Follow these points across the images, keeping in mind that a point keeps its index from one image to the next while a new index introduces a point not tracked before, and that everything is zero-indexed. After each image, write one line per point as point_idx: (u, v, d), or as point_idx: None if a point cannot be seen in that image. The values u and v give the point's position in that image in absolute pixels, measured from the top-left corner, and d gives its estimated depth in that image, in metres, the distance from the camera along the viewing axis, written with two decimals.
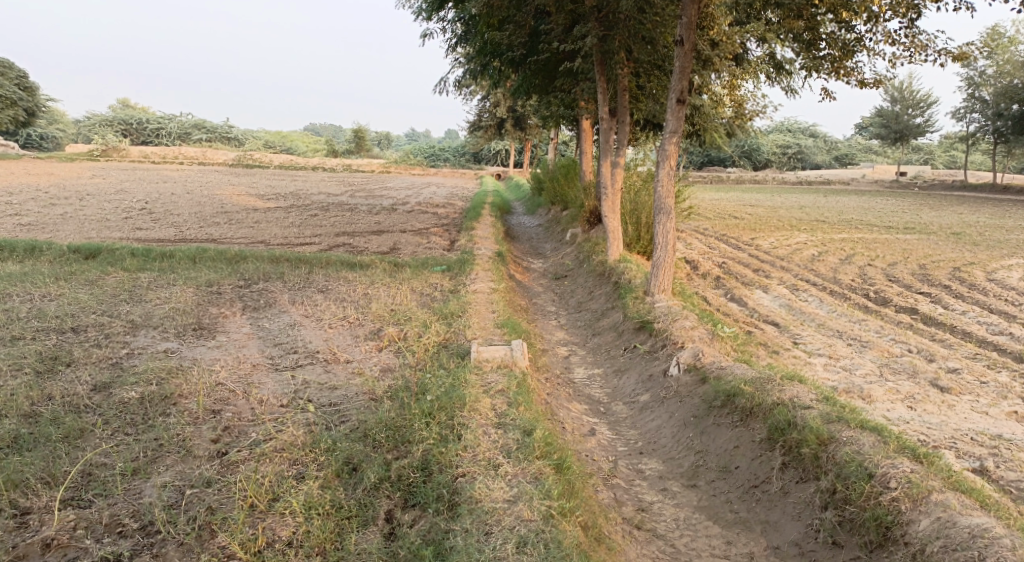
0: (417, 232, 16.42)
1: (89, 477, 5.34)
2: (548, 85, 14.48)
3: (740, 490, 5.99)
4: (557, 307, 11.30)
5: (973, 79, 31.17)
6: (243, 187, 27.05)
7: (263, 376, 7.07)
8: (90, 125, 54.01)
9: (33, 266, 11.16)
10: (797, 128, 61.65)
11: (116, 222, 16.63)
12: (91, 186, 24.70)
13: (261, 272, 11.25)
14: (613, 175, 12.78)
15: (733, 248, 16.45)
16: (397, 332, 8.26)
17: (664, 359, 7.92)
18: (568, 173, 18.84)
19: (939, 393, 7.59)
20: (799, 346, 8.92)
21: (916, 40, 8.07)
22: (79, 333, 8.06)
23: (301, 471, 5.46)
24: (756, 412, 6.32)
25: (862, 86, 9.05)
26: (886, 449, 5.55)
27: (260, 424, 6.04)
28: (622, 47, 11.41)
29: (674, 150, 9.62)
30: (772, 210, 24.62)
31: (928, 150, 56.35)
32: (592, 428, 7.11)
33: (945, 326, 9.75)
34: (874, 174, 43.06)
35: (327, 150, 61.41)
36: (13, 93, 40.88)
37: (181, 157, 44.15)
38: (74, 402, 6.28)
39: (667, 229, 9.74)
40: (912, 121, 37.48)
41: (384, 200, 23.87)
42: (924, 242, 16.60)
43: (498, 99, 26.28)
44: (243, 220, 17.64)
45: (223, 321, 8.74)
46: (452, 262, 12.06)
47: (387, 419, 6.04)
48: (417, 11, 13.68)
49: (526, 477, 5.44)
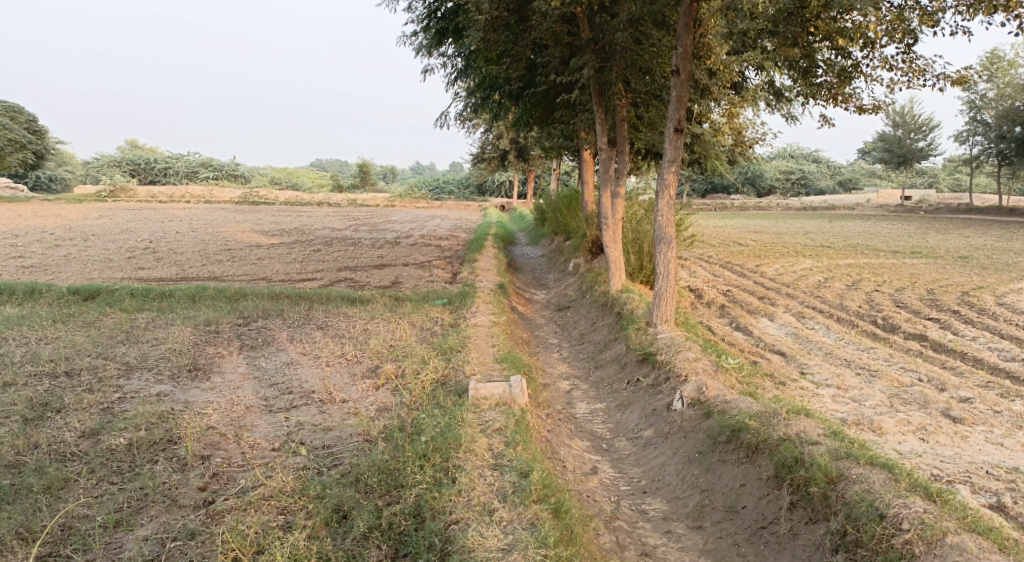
0: (420, 266, 16.31)
1: (69, 530, 5.17)
2: (548, 116, 14.43)
3: (748, 531, 5.76)
4: (560, 339, 11.11)
5: (974, 102, 31.12)
6: (248, 223, 27.10)
7: (256, 418, 6.89)
8: (99, 166, 54.55)
9: (31, 309, 11.07)
10: (800, 154, 61.80)
11: (119, 262, 16.59)
12: (96, 226, 24.71)
13: (260, 310, 11.10)
14: (613, 206, 12.64)
15: (738, 275, 16.27)
16: (394, 369, 8.08)
17: (668, 393, 7.71)
18: (570, 203, 18.76)
19: (952, 424, 7.36)
20: (807, 376, 8.71)
21: (914, 65, 7.98)
22: (72, 377, 7.92)
23: (289, 520, 5.27)
24: (762, 448, 6.11)
25: (861, 112, 8.96)
26: (897, 487, 5.32)
27: (250, 470, 5.87)
28: (619, 78, 11.35)
29: (673, 179, 9.49)
30: (777, 236, 24.45)
31: (932, 173, 56.27)
32: (594, 466, 6.89)
33: (956, 353, 9.53)
34: (878, 198, 42.93)
35: (332, 185, 61.78)
36: (22, 137, 41.28)
37: (188, 195, 44.40)
38: (61, 450, 6.11)
39: (668, 258, 9.57)
40: (915, 145, 37.42)
41: (388, 233, 23.86)
42: (931, 266, 16.39)
43: (501, 131, 26.39)
44: (246, 257, 17.56)
45: (220, 361, 8.59)
46: (453, 296, 11.91)
47: (380, 462, 5.86)
48: (417, 47, 13.69)
49: (521, 523, 5.24)
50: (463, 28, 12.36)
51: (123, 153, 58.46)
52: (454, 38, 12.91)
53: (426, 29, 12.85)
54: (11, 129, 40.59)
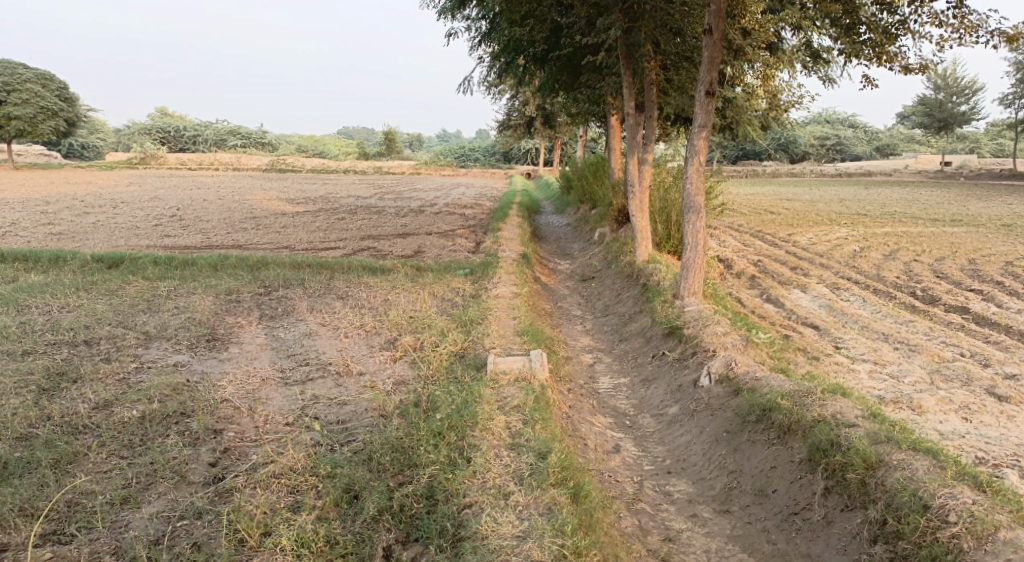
0: (444, 234, 16.05)
1: (75, 507, 5.05)
2: (574, 81, 13.99)
3: (779, 517, 5.47)
4: (584, 310, 10.82)
5: (1021, 64, 29.86)
6: (275, 191, 26.94)
7: (271, 391, 6.71)
8: (131, 134, 54.75)
9: (56, 277, 10.99)
10: (835, 119, 60.37)
11: (145, 230, 16.53)
12: (125, 194, 24.69)
13: (282, 279, 10.92)
14: (640, 173, 12.20)
15: (769, 245, 15.78)
16: (413, 341, 7.85)
17: (695, 369, 7.39)
18: (597, 171, 18.32)
19: (997, 403, 6.99)
20: (842, 351, 8.34)
21: (966, 20, 7.45)
22: (91, 346, 7.79)
23: (298, 500, 5.11)
24: (795, 429, 5.79)
25: (906, 72, 8.44)
26: (943, 475, 4.99)
27: (261, 445, 5.69)
28: (648, 39, 10.84)
29: (703, 145, 9.07)
30: (811, 204, 23.75)
31: (973, 138, 54.58)
32: (617, 444, 6.63)
33: (1000, 327, 9.11)
34: (916, 164, 41.80)
35: (360, 152, 61.65)
36: (54, 104, 41.11)
37: (217, 163, 44.46)
38: (72, 422, 5.97)
39: (697, 228, 9.19)
40: (957, 109, 36.16)
41: (413, 201, 23.61)
42: (972, 235, 15.78)
43: (529, 97, 25.93)
44: (271, 225, 17.38)
45: (239, 331, 8.42)
46: (476, 265, 11.64)
47: (394, 439, 5.68)
48: (441, 11, 13.21)
49: (538, 509, 5.02)
50: None
51: (154, 121, 58.61)
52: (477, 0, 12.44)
53: None
54: (43, 97, 40.46)
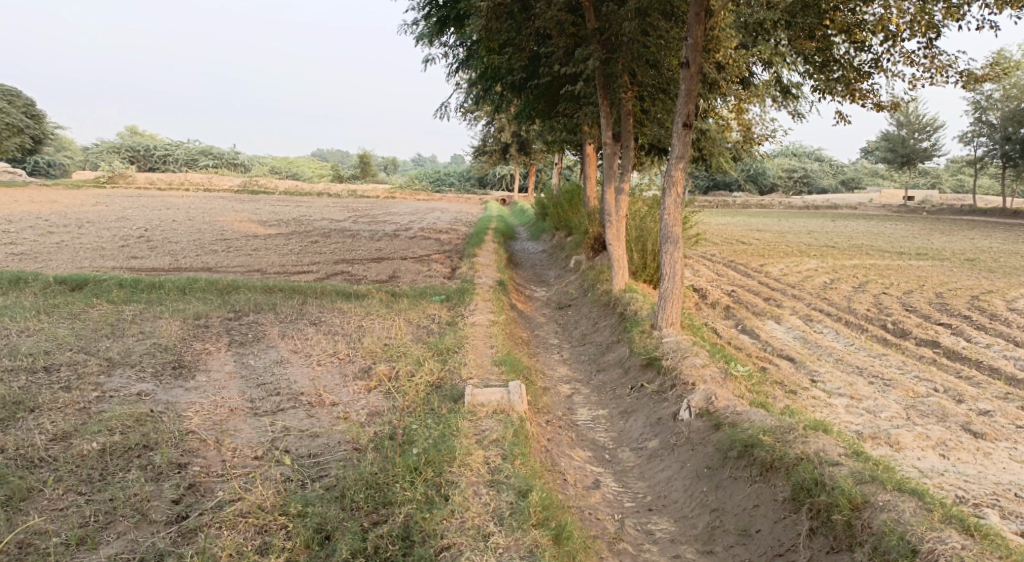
0: (418, 259, 15.91)
1: (27, 549, 4.80)
2: (551, 110, 14.00)
3: (763, 559, 5.37)
4: (561, 339, 10.71)
5: (980, 103, 30.66)
6: (246, 213, 26.53)
7: (240, 422, 6.48)
8: (98, 153, 53.93)
9: (15, 299, 10.62)
10: (802, 152, 61.47)
11: (111, 251, 16.14)
12: (91, 213, 24.16)
13: (252, 304, 10.67)
14: (617, 202, 12.18)
15: (743, 275, 15.85)
16: (387, 371, 7.66)
17: (675, 402, 7.30)
18: (572, 198, 18.33)
19: (972, 439, 6.99)
20: (818, 384, 8.32)
21: (937, 60, 7.56)
22: (50, 373, 7.50)
23: (267, 541, 4.91)
24: (777, 467, 5.71)
25: (879, 109, 8.54)
26: (930, 518, 4.94)
27: (228, 481, 5.47)
28: (626, 70, 10.87)
29: (681, 176, 9.06)
30: (781, 235, 24.00)
31: (935, 173, 55.86)
32: (597, 479, 6.50)
33: (970, 361, 9.17)
34: (881, 198, 42.60)
35: (332, 175, 61.37)
36: (20, 122, 40.35)
37: (186, 184, 43.92)
38: (28, 455, 5.70)
39: (674, 259, 9.15)
40: (919, 145, 36.99)
41: (387, 225, 23.46)
42: (938, 268, 16.00)
43: (505, 123, 26.00)
44: (241, 248, 17.07)
45: (206, 358, 8.17)
46: (451, 292, 11.50)
47: (368, 475, 5.49)
48: (419, 36, 13.18)
49: (519, 551, 4.87)
50: (466, 16, 11.84)
51: (123, 140, 57.77)
52: (456, 27, 12.44)
53: (427, 17, 12.31)
54: (9, 114, 39.74)
